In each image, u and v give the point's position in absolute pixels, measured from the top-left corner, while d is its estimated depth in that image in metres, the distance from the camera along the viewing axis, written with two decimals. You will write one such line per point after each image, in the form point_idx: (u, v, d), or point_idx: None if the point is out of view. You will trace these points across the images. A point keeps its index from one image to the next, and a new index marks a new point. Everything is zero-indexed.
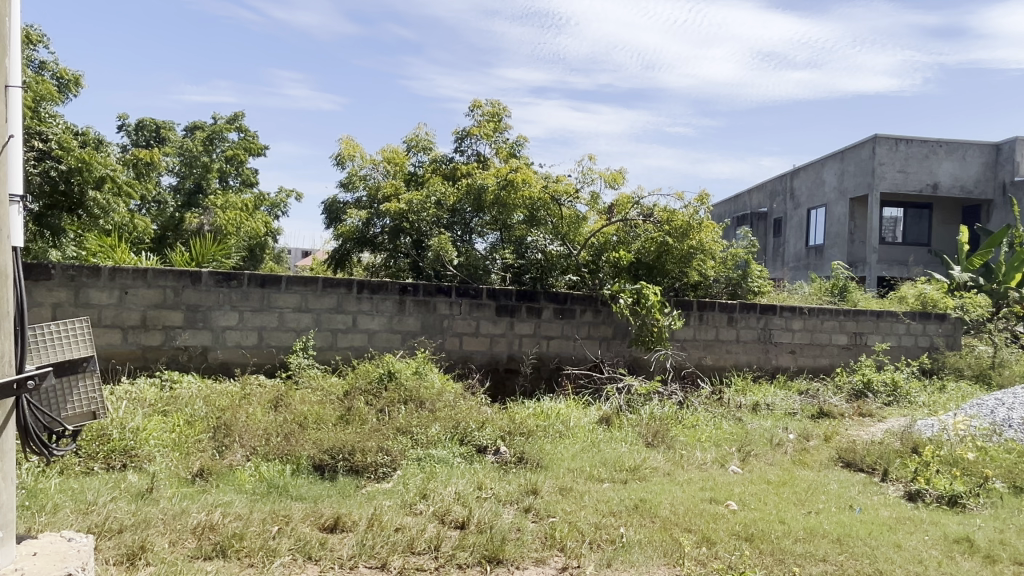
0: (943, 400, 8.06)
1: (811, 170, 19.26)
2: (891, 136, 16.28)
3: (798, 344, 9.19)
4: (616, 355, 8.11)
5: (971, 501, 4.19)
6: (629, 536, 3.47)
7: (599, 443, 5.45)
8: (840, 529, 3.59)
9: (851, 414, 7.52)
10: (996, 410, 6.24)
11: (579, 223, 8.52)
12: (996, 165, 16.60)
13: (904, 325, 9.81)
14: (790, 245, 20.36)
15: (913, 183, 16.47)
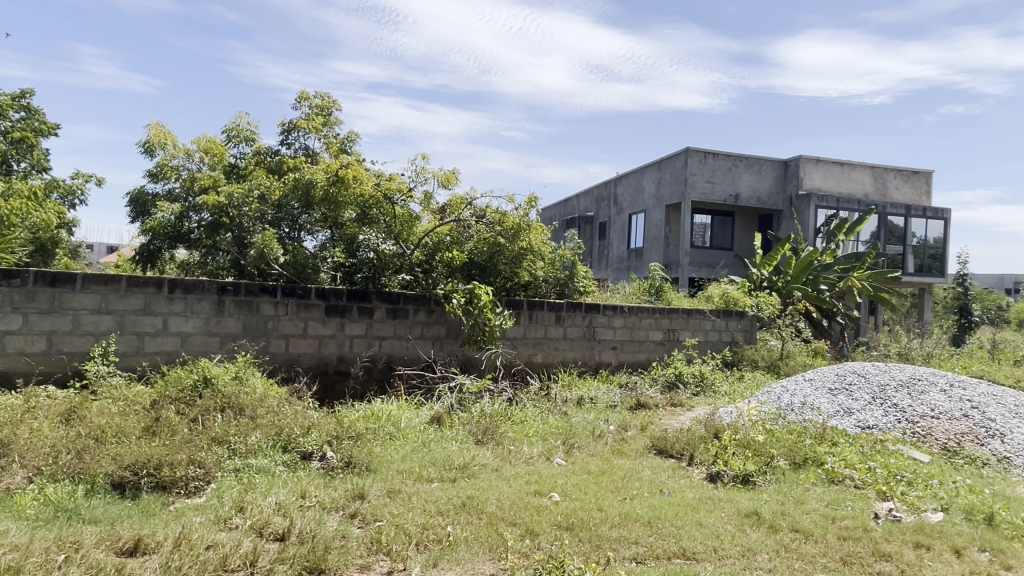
0: (741, 389, 8.96)
1: (632, 178, 20.66)
2: (700, 149, 17.90)
3: (619, 340, 9.78)
4: (449, 354, 8.14)
5: (760, 479, 4.69)
6: (455, 534, 3.49)
7: (430, 442, 5.44)
8: (650, 512, 3.86)
9: (664, 404, 8.14)
10: (782, 396, 7.04)
11: (413, 223, 8.33)
12: (784, 180, 18.81)
13: (710, 321, 10.78)
14: (613, 248, 21.63)
15: (719, 193, 18.18)
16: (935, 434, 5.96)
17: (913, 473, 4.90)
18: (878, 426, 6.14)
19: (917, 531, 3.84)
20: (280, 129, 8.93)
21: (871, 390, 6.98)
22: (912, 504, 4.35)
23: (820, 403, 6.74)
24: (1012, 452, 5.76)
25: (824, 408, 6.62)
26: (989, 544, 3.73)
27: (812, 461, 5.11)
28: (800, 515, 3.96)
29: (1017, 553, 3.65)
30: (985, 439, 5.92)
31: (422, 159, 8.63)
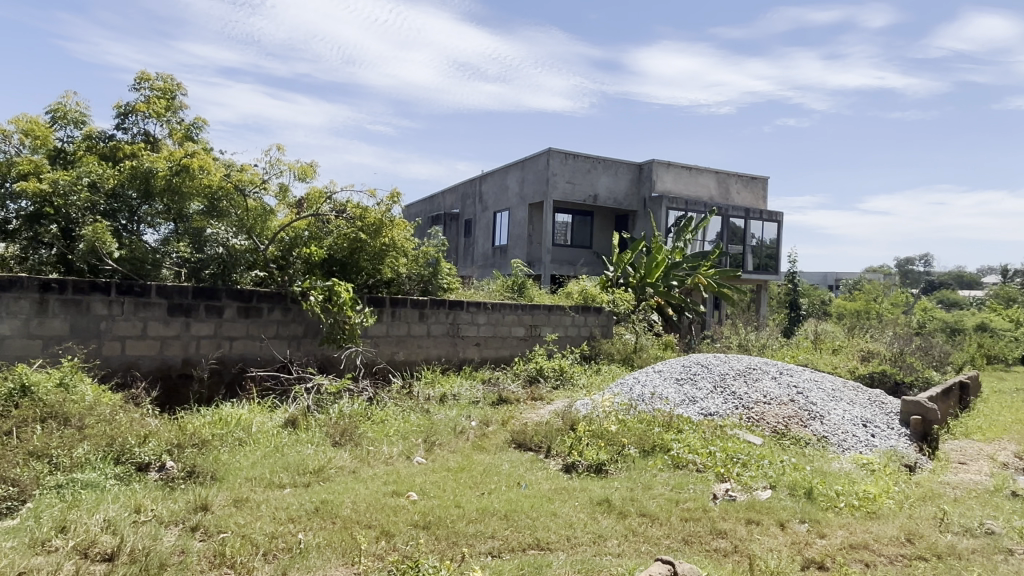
0: (598, 381, 9.34)
1: (496, 176, 20.93)
2: (562, 149, 18.43)
3: (482, 337, 9.87)
4: (306, 354, 7.82)
5: (611, 467, 4.91)
6: (307, 541, 3.36)
7: (283, 447, 5.21)
8: (507, 506, 3.91)
9: (525, 398, 8.31)
10: (634, 387, 7.41)
11: (267, 217, 8.01)
12: (639, 182, 19.81)
13: (569, 317, 11.14)
14: (478, 245, 21.79)
15: (579, 193, 18.83)
16: (766, 418, 6.52)
17: (746, 455, 5.33)
18: (719, 413, 6.62)
19: (748, 508, 4.17)
20: (115, 113, 8.16)
21: (712, 379, 7.51)
22: (745, 484, 4.73)
23: (668, 392, 7.15)
24: (829, 432, 6.42)
25: (671, 397, 7.04)
26: (808, 516, 4.12)
27: (660, 448, 5.41)
28: (647, 500, 4.18)
29: (831, 523, 4.07)
30: (808, 422, 6.56)
31: (277, 149, 8.23)
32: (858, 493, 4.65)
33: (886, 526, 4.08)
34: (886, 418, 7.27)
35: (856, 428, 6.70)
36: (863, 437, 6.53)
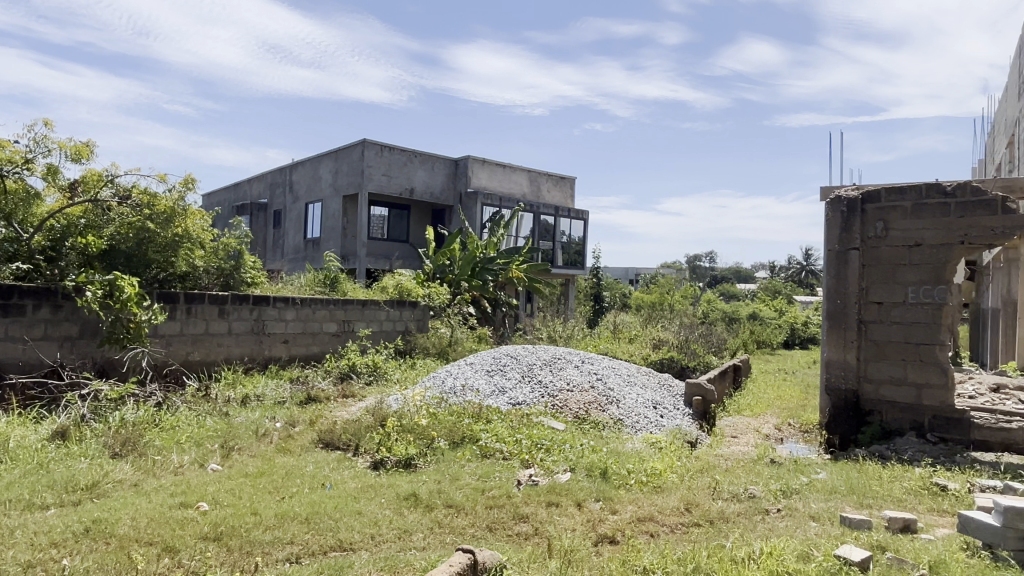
0: (412, 376, 9.29)
1: (308, 166, 20.06)
2: (377, 141, 18.08)
3: (290, 334, 9.41)
4: (82, 357, 6.96)
5: (420, 461, 4.93)
6: (73, 566, 2.97)
7: (49, 463, 4.58)
8: (308, 509, 3.76)
9: (336, 396, 8.05)
10: (446, 380, 7.48)
11: (31, 201, 7.12)
12: (455, 177, 20.03)
13: (384, 312, 10.98)
14: (288, 237, 20.79)
15: (394, 186, 18.62)
16: (569, 405, 6.89)
17: (550, 440, 5.60)
18: (526, 402, 6.88)
19: (549, 491, 4.38)
20: None
21: (521, 369, 7.79)
22: (547, 469, 4.97)
23: (479, 384, 7.31)
24: (624, 415, 6.94)
25: (482, 388, 7.19)
26: (602, 495, 4.41)
27: (469, 439, 5.51)
28: (454, 491, 4.23)
29: (622, 499, 4.39)
30: (605, 406, 7.04)
31: (44, 125, 7.20)
32: (646, 470, 5.07)
33: (668, 498, 4.48)
34: (673, 400, 8.01)
35: (647, 411, 7.30)
36: (653, 418, 7.13)
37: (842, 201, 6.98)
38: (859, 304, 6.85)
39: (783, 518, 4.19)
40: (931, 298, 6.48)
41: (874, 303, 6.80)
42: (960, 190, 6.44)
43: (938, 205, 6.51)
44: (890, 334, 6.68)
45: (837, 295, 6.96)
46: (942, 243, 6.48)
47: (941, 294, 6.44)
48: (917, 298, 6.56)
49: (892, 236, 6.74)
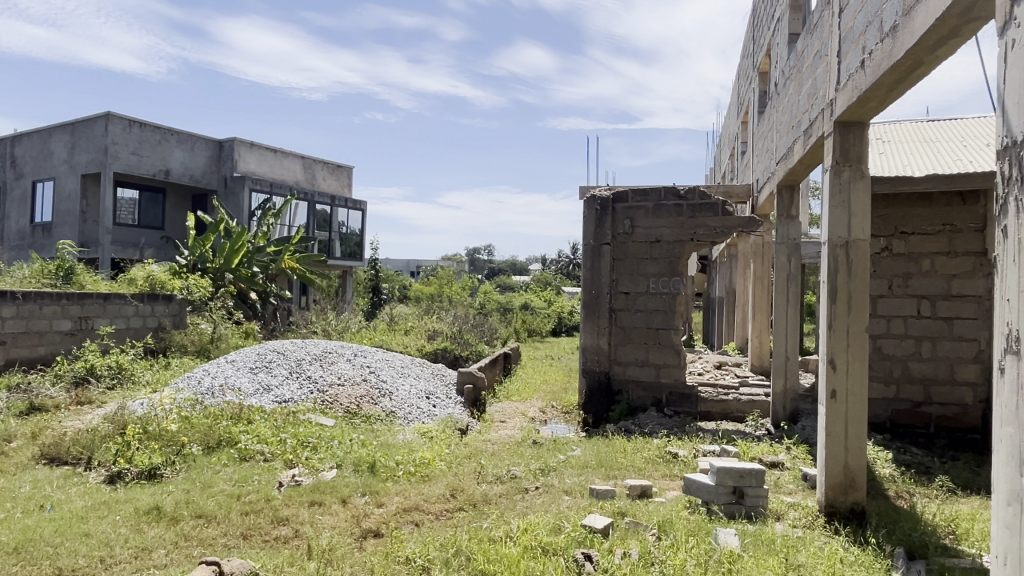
0: (165, 376, 8.42)
1: (36, 138, 17.27)
2: (124, 116, 16.09)
3: (9, 334, 8.12)
4: None
5: (168, 471, 4.50)
6: None
7: None
8: (20, 537, 3.23)
9: (67, 404, 7.04)
10: (203, 379, 6.88)
11: None
12: (219, 160, 18.51)
13: (132, 307, 9.83)
14: (9, 221, 17.75)
15: (146, 167, 16.73)
16: (339, 399, 6.71)
17: (317, 438, 5.41)
18: (292, 399, 6.58)
19: (312, 490, 4.23)
20: None
21: (288, 365, 7.43)
22: (312, 468, 4.80)
23: (240, 382, 6.84)
24: (396, 407, 6.94)
25: (243, 387, 6.73)
26: (368, 489, 4.36)
27: (226, 442, 5.12)
28: (205, 500, 3.91)
29: (388, 492, 4.38)
30: (377, 399, 6.99)
31: None
32: (415, 460, 5.12)
33: (435, 486, 4.56)
34: (446, 389, 8.18)
35: (420, 401, 7.36)
36: (425, 408, 7.21)
37: (596, 199, 7.60)
38: (610, 294, 7.52)
39: (540, 495, 4.47)
40: (668, 288, 7.33)
41: (622, 293, 7.51)
42: (691, 194, 7.36)
43: (674, 207, 7.38)
44: (635, 321, 7.43)
45: (592, 286, 7.58)
46: (676, 240, 7.35)
47: (676, 285, 7.31)
48: (657, 288, 7.37)
49: (637, 233, 7.49)
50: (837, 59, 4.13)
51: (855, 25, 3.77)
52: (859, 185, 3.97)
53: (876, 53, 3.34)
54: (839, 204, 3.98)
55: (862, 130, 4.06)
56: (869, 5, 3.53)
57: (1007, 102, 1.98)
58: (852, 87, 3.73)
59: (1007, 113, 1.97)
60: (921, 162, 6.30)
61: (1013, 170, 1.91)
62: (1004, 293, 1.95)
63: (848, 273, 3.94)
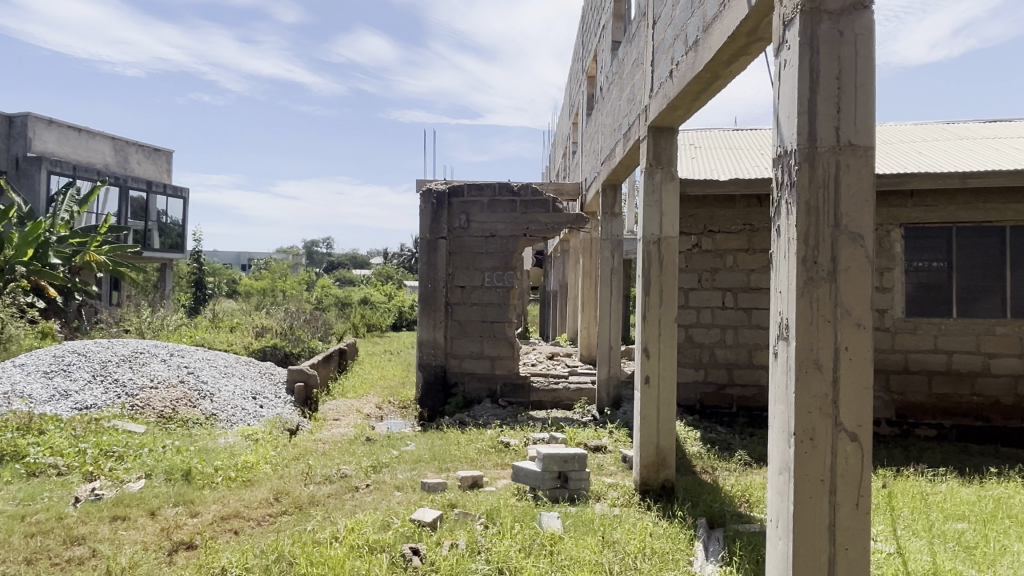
0: None
1: None
2: None
3: None
4: None
5: None
6: None
7: None
8: None
9: None
10: None
11: None
12: (9, 138, 16.20)
13: None
14: None
15: None
16: (152, 403, 6.18)
17: (123, 446, 4.94)
18: (96, 405, 5.97)
19: (114, 504, 3.86)
20: None
21: (91, 368, 6.72)
22: (117, 479, 4.38)
23: (31, 388, 6.08)
24: (218, 409, 6.52)
25: (35, 393, 6.00)
26: (181, 498, 4.06)
27: (11, 457, 4.54)
28: None
29: (204, 500, 4.10)
30: (197, 402, 6.51)
31: None
32: (236, 465, 4.83)
33: (257, 491, 4.34)
34: (274, 388, 7.80)
35: (245, 402, 6.96)
36: (251, 409, 6.84)
37: (432, 193, 7.60)
38: (446, 288, 7.55)
39: (370, 493, 4.40)
40: (502, 282, 7.49)
41: (458, 287, 7.57)
42: (524, 190, 7.57)
43: (508, 202, 7.55)
44: (470, 314, 7.53)
45: (428, 280, 7.56)
46: (510, 235, 7.53)
47: (509, 278, 7.50)
48: (492, 282, 7.51)
49: (472, 228, 7.58)
50: (651, 69, 4.43)
51: (665, 38, 4.06)
52: (669, 186, 4.29)
53: (681, 65, 3.62)
54: (652, 204, 4.27)
55: (672, 136, 4.39)
56: (676, 20, 3.82)
57: (780, 115, 2.23)
58: (663, 96, 4.02)
59: (780, 124, 2.22)
60: (727, 167, 6.93)
61: (784, 175, 2.15)
62: (777, 285, 2.19)
63: (660, 268, 4.24)
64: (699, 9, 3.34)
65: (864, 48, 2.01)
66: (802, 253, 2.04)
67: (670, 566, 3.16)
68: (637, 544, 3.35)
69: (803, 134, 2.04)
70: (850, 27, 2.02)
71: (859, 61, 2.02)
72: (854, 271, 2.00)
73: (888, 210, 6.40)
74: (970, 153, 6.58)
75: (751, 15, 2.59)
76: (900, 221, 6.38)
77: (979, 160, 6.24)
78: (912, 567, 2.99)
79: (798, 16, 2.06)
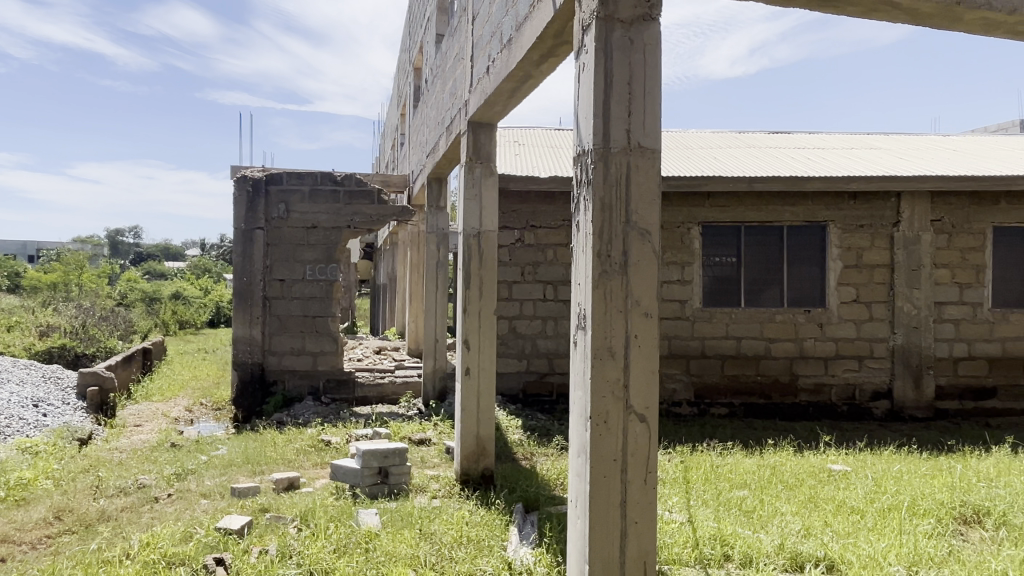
0: None
1: None
2: None
3: None
4: None
5: None
6: None
7: None
8: None
9: None
10: None
11: None
12: None
13: None
14: None
15: None
16: None
17: None
18: None
19: None
20: None
21: None
22: None
23: None
24: None
25: None
26: None
27: None
28: None
29: None
30: None
31: None
32: (8, 483, 4.25)
33: (33, 510, 3.84)
34: (61, 394, 6.96)
35: (24, 410, 6.15)
36: (31, 418, 6.05)
37: (248, 180, 7.16)
38: (263, 282, 7.16)
39: (172, 503, 4.06)
40: (324, 275, 7.24)
41: (277, 280, 7.20)
42: (347, 180, 7.36)
43: (329, 192, 7.31)
44: (290, 309, 7.19)
45: (243, 273, 7.12)
46: (332, 227, 7.28)
47: (332, 271, 7.26)
48: (313, 275, 7.23)
49: (292, 218, 7.24)
50: (471, 64, 4.48)
51: (483, 34, 4.12)
52: (488, 181, 4.37)
53: (497, 61, 3.69)
54: (472, 198, 4.33)
55: (491, 131, 4.48)
56: (492, 17, 3.89)
57: (579, 116, 2.33)
58: (481, 92, 4.08)
59: (579, 124, 2.32)
60: (547, 165, 7.20)
61: (582, 174, 2.25)
62: (577, 277, 2.29)
63: (480, 261, 4.31)
64: (513, 8, 3.42)
65: (652, 57, 2.16)
66: (597, 247, 2.15)
67: (484, 553, 3.22)
68: (454, 534, 3.39)
69: (598, 133, 2.15)
70: (640, 37, 2.16)
71: (648, 68, 2.17)
72: (642, 264, 2.16)
73: (688, 209, 7.00)
74: (755, 160, 7.37)
75: (556, 17, 2.69)
76: (698, 219, 7.00)
77: (763, 167, 7.00)
78: (700, 534, 3.29)
79: (594, 22, 2.17)
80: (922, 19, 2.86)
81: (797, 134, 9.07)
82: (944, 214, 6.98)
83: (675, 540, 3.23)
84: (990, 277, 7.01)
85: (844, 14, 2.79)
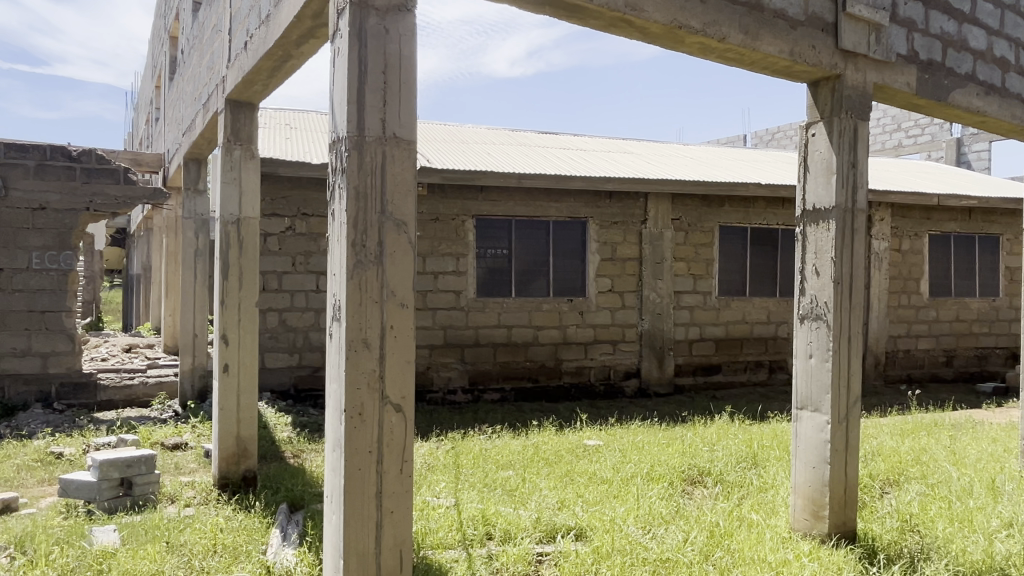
0: None
1: None
2: None
3: None
4: None
5: None
6: None
7: None
8: None
9: None
10: None
11: None
12: None
13: None
14: None
15: None
16: None
17: None
18: None
19: None
20: None
21: None
22: None
23: None
24: None
25: None
26: None
27: None
28: None
29: None
30: None
31: None
32: None
33: None
34: None
35: None
36: None
37: None
38: None
39: None
40: (57, 264, 6.32)
41: None
42: (84, 156, 6.48)
43: (63, 169, 6.38)
44: (10, 303, 6.17)
45: None
46: (66, 209, 6.37)
47: (67, 260, 6.37)
48: (42, 264, 6.28)
49: (12, 197, 6.20)
50: (229, 37, 4.14)
51: (241, 7, 3.84)
52: (249, 164, 4.11)
53: (255, 37, 3.46)
54: (230, 181, 4.04)
55: (253, 112, 4.18)
56: None
57: (334, 102, 2.27)
58: (238, 68, 3.80)
59: (334, 110, 2.26)
60: (320, 150, 6.94)
61: (337, 161, 2.20)
62: (332, 268, 2.23)
63: (240, 249, 4.04)
64: None
65: (407, 47, 2.17)
66: (351, 237, 2.11)
67: (240, 560, 3.03)
68: (206, 543, 3.16)
69: (352, 121, 2.12)
70: (395, 26, 2.16)
71: (402, 57, 2.17)
72: (397, 254, 2.16)
73: (463, 203, 7.17)
74: (524, 157, 7.76)
75: None
76: (472, 212, 7.20)
77: (531, 164, 7.40)
78: (463, 516, 3.40)
79: (348, 6, 2.12)
80: (655, 38, 3.18)
81: (563, 136, 9.70)
82: (682, 214, 7.91)
83: (438, 524, 3.30)
84: (717, 269, 8.11)
85: (589, 25, 3.01)
